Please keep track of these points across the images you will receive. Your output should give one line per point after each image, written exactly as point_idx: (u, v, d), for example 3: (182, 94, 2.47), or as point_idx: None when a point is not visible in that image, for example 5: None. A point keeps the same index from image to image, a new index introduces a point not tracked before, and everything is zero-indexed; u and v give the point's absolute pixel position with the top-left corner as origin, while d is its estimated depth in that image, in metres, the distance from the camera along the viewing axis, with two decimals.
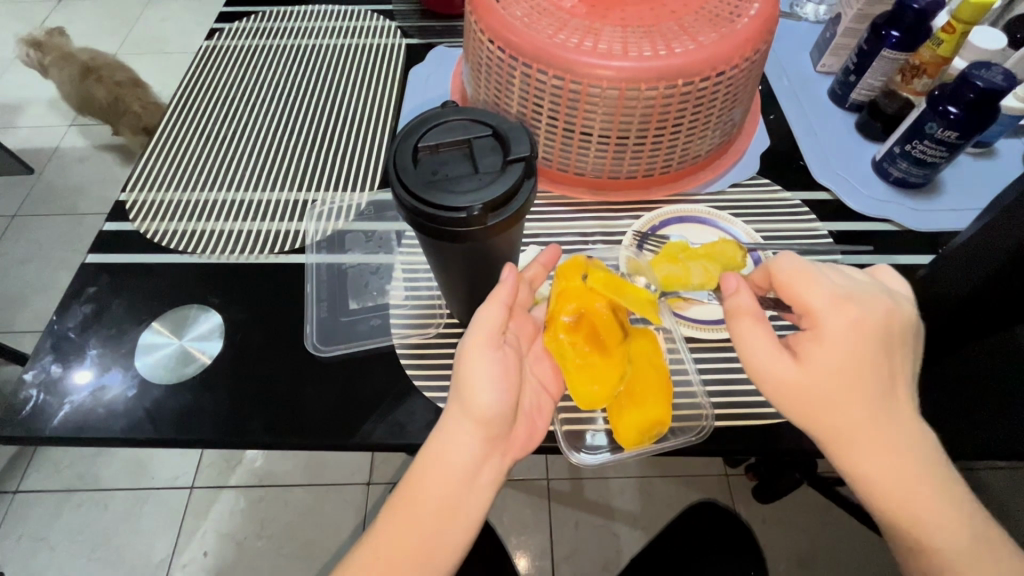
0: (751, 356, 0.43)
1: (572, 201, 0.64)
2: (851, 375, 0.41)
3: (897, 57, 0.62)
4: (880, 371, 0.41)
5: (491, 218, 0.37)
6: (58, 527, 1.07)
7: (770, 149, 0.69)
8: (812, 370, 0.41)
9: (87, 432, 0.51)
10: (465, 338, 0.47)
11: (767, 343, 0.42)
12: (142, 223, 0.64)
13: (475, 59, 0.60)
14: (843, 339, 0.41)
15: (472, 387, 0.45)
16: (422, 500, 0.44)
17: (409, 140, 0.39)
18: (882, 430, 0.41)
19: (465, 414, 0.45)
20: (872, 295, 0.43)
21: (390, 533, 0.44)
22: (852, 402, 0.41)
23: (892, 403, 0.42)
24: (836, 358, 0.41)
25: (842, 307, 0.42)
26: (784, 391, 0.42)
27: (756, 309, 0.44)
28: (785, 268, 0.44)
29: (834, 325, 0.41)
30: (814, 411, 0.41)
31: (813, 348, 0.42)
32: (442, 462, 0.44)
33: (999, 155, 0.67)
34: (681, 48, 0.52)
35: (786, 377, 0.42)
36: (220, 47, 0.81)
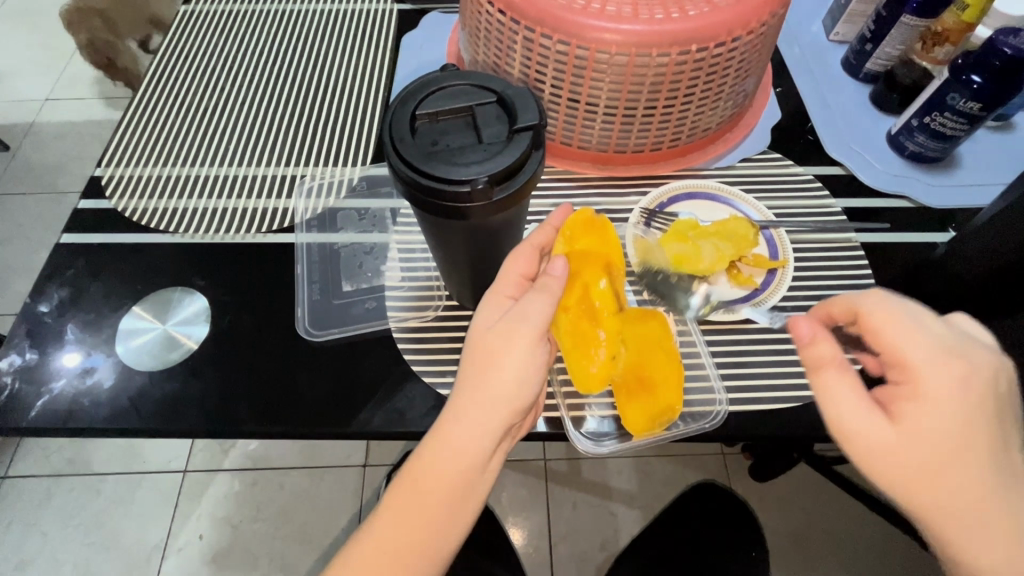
0: (845, 419, 0.36)
1: (576, 177, 0.61)
2: (962, 440, 0.34)
3: (917, 23, 0.59)
4: (987, 441, 0.34)
5: (496, 193, 0.34)
6: (48, 513, 1.05)
7: (782, 122, 0.66)
8: (913, 433, 0.34)
9: (67, 421, 0.48)
10: (500, 327, 0.41)
11: (861, 403, 0.36)
12: (120, 200, 0.60)
13: (473, 23, 0.56)
14: (947, 405, 0.34)
15: (512, 386, 0.40)
16: (436, 496, 0.40)
17: (406, 107, 0.35)
18: (959, 467, 0.34)
19: (494, 408, 0.40)
20: (968, 343, 0.36)
21: (396, 524, 0.41)
22: (964, 472, 0.34)
23: (1000, 474, 0.34)
24: (944, 423, 0.34)
25: (944, 360, 0.35)
26: (884, 459, 0.35)
27: (842, 358, 0.37)
28: (878, 310, 0.37)
29: (935, 380, 0.35)
30: (918, 483, 0.34)
31: (916, 411, 0.35)
32: (462, 459, 0.40)
33: (1017, 129, 0.65)
34: (695, 11, 0.49)
35: (875, 436, 0.35)
36: (199, 12, 0.76)
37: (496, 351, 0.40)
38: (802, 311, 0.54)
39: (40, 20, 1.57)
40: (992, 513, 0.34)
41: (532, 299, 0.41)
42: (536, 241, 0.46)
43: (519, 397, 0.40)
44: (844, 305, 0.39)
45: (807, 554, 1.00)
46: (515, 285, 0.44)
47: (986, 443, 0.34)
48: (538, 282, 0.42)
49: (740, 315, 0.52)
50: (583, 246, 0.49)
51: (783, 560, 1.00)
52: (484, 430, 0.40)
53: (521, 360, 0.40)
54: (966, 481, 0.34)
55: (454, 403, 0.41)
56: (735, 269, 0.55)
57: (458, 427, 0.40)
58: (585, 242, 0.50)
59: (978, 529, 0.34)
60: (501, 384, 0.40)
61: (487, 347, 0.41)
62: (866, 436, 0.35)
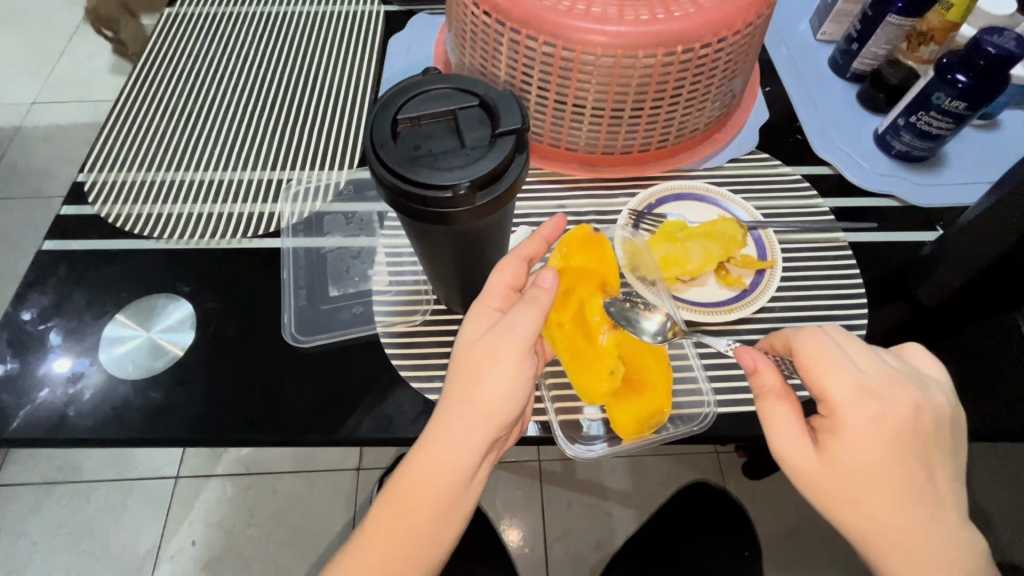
0: (778, 444, 0.40)
1: (565, 178, 0.61)
2: (876, 475, 0.37)
3: (903, 23, 0.59)
4: (905, 476, 0.37)
5: (479, 198, 0.34)
6: (38, 521, 1.03)
7: (770, 121, 0.66)
8: (835, 465, 0.37)
9: (50, 432, 0.48)
10: (487, 340, 0.41)
11: (792, 431, 0.39)
12: (103, 206, 0.59)
13: (459, 25, 0.56)
14: (868, 442, 0.36)
15: (499, 401, 0.40)
16: (423, 509, 0.40)
17: (388, 111, 0.35)
18: (874, 496, 0.37)
19: (480, 421, 0.39)
20: (896, 385, 0.38)
21: (383, 537, 0.40)
22: (880, 502, 0.37)
23: (918, 505, 0.37)
24: (862, 458, 0.37)
25: (864, 401, 0.37)
26: (809, 483, 0.39)
27: (780, 389, 0.40)
28: (808, 349, 0.39)
29: (855, 420, 0.37)
30: (837, 506, 0.38)
31: (838, 446, 0.37)
32: (448, 472, 0.40)
33: (1002, 127, 0.65)
34: (681, 11, 0.49)
35: (801, 463, 0.39)
36: (183, 14, 0.75)
37: (482, 364, 0.40)
38: (791, 311, 0.54)
39: (25, 22, 1.55)
40: (905, 536, 0.37)
41: (519, 312, 0.41)
42: (525, 252, 0.46)
43: (507, 410, 0.40)
44: (785, 341, 0.41)
45: (801, 551, 1.01)
46: (502, 296, 0.44)
47: (904, 477, 0.37)
48: (527, 293, 0.42)
49: (729, 316, 0.52)
50: (577, 263, 0.50)
51: (776, 557, 1.00)
52: (471, 443, 0.40)
53: (508, 374, 0.40)
54: (881, 510, 0.37)
55: (440, 416, 0.41)
56: (724, 271, 0.55)
57: (443, 441, 0.40)
58: (580, 259, 0.50)
59: (896, 550, 0.37)
60: (489, 398, 0.39)
61: (473, 360, 0.40)
62: (794, 461, 0.39)
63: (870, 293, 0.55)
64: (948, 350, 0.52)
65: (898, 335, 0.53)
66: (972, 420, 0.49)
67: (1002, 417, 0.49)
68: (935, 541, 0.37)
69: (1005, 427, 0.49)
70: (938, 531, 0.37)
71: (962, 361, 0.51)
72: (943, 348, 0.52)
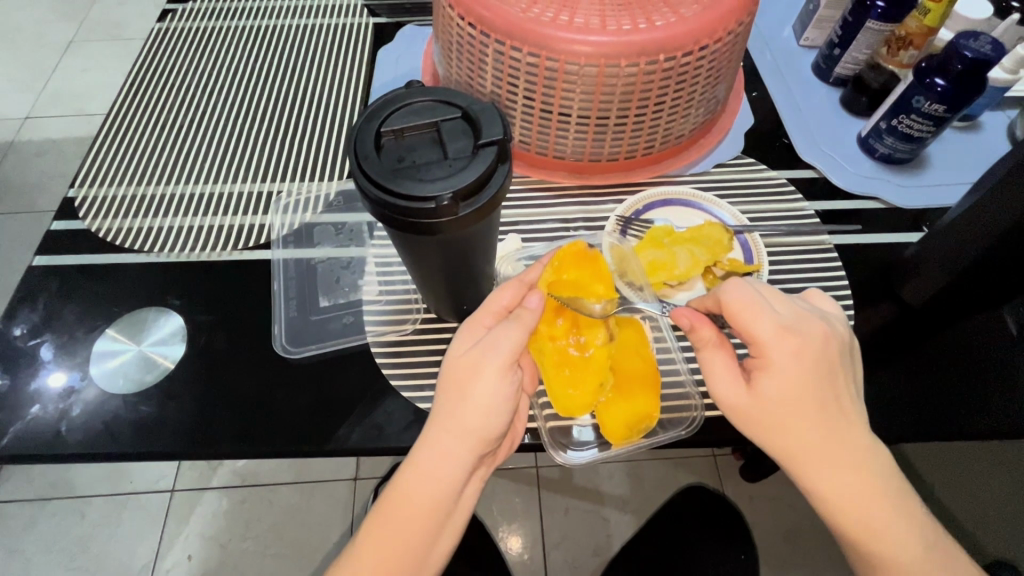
0: (715, 388, 0.42)
1: (553, 186, 0.62)
2: (797, 399, 0.39)
3: (882, 28, 0.60)
4: (822, 397, 0.40)
5: (463, 208, 0.34)
6: (32, 538, 1.03)
7: (755, 126, 0.67)
8: (762, 398, 0.40)
9: (41, 448, 0.47)
10: (475, 356, 0.41)
11: (727, 374, 0.42)
12: (93, 220, 0.60)
13: (445, 37, 0.57)
14: (790, 374, 0.39)
15: (481, 417, 0.40)
16: (415, 523, 0.40)
17: (371, 124, 0.36)
18: (795, 418, 0.39)
19: (462, 436, 0.40)
20: (808, 320, 0.41)
21: (375, 549, 0.41)
22: (804, 427, 0.39)
23: (835, 422, 0.40)
24: (786, 387, 0.39)
25: (786, 337, 0.39)
26: (740, 416, 0.41)
27: (716, 339, 0.43)
28: (734, 298, 0.41)
29: (779, 355, 0.39)
30: (767, 435, 0.40)
31: (765, 381, 0.40)
32: (435, 484, 0.40)
33: (983, 129, 0.66)
34: (662, 21, 0.50)
35: (736, 401, 0.41)
36: (173, 29, 0.76)
37: (466, 378, 0.40)
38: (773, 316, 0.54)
39: (18, 38, 1.56)
40: (827, 453, 0.39)
41: (503, 329, 0.41)
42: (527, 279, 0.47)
43: (490, 427, 0.40)
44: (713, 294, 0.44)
45: (799, 553, 1.01)
46: (493, 315, 0.45)
47: (822, 401, 0.39)
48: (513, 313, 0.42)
49: None
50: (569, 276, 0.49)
51: (775, 559, 1.01)
52: (454, 458, 0.40)
53: (492, 390, 0.40)
54: (803, 430, 0.39)
55: (428, 431, 0.41)
56: (710, 275, 0.55)
57: (431, 453, 0.40)
58: (572, 274, 0.49)
59: (819, 466, 0.39)
60: (470, 413, 0.40)
61: (460, 374, 0.41)
62: (729, 401, 0.41)
63: (856, 296, 0.56)
64: (934, 349, 0.53)
65: (884, 336, 0.53)
66: (961, 418, 0.50)
67: (987, 415, 0.50)
68: (853, 453, 0.40)
69: (991, 425, 0.49)
70: (854, 442, 0.40)
71: (947, 361, 0.52)
72: (929, 348, 0.53)
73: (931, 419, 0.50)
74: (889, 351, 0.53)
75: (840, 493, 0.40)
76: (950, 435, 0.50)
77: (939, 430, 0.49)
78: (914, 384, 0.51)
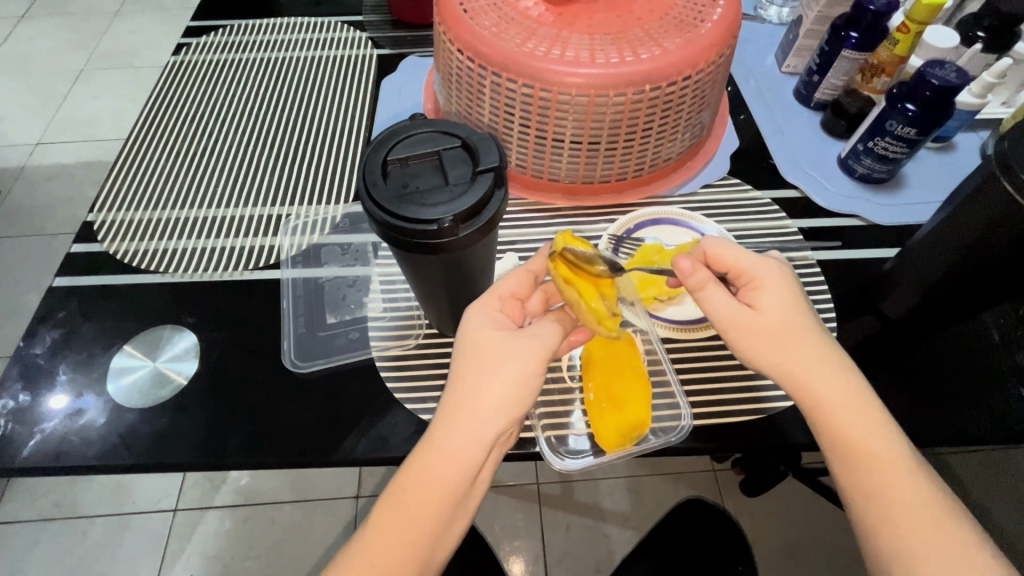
0: (726, 315, 0.45)
1: (548, 207, 0.65)
2: (790, 310, 0.45)
3: (857, 56, 0.64)
4: (806, 311, 0.46)
5: (463, 229, 0.37)
6: (36, 558, 1.03)
7: (740, 149, 0.70)
8: (765, 312, 0.45)
9: (59, 462, 0.50)
10: (500, 343, 0.44)
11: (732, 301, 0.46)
12: (111, 243, 0.63)
13: (445, 68, 0.60)
14: (779, 288, 0.46)
15: (507, 400, 0.42)
16: (426, 506, 0.42)
17: (378, 153, 0.39)
18: (794, 328, 0.45)
19: (484, 419, 0.42)
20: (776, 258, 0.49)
21: (388, 534, 0.42)
22: (800, 333, 0.45)
23: (822, 334, 0.46)
24: (779, 300, 0.46)
25: (766, 262, 0.47)
26: (751, 333, 0.45)
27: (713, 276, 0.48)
28: (718, 238, 0.49)
29: (766, 274, 0.47)
30: (777, 344, 0.44)
31: (764, 296, 0.46)
32: (455, 466, 0.41)
33: (958, 149, 0.69)
34: (647, 54, 0.53)
35: (745, 321, 0.45)
36: (188, 61, 0.80)
37: (489, 366, 0.43)
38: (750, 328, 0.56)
39: (30, 68, 1.62)
40: (823, 359, 0.44)
41: (540, 328, 0.45)
42: (534, 269, 0.50)
43: (513, 410, 0.43)
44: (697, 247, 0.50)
45: (801, 567, 1.01)
46: (501, 300, 0.47)
47: (806, 316, 0.46)
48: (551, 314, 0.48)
49: (705, 332, 0.56)
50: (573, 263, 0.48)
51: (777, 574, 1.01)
52: (473, 443, 0.42)
53: (517, 373, 0.42)
54: (800, 338, 0.45)
55: (449, 412, 0.43)
56: None
57: (450, 439, 0.42)
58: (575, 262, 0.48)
59: (823, 371, 0.44)
60: (491, 398, 0.42)
61: (481, 355, 0.43)
62: (739, 323, 0.45)
63: (839, 309, 0.58)
64: (915, 359, 0.55)
65: (867, 347, 0.56)
66: (944, 425, 0.52)
67: (969, 422, 0.52)
68: (843, 362, 0.45)
69: (972, 432, 0.52)
70: (841, 354, 0.45)
71: (928, 370, 0.54)
72: (911, 358, 0.55)
73: (916, 425, 0.52)
74: (874, 361, 0.55)
75: (842, 399, 0.43)
76: (934, 442, 0.51)
77: (921, 436, 0.51)
78: (897, 392, 0.53)
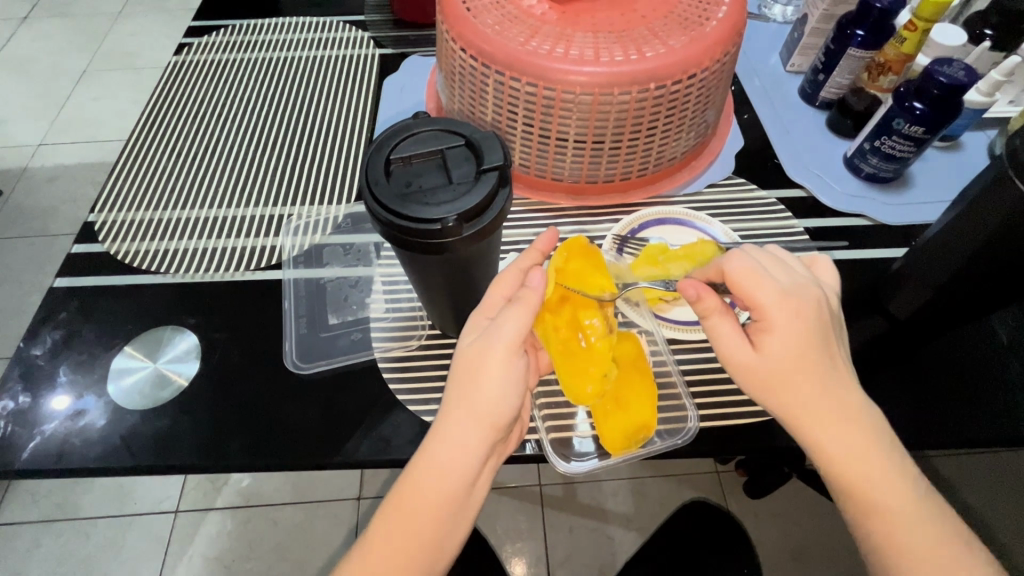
0: (724, 352, 0.43)
1: (551, 207, 0.64)
2: (798, 359, 0.41)
3: (863, 55, 0.64)
4: (820, 354, 0.41)
5: (467, 229, 0.36)
6: (37, 560, 1.03)
7: (745, 148, 0.70)
8: (770, 358, 0.41)
9: (59, 465, 0.49)
10: (481, 343, 0.42)
11: (735, 338, 0.43)
12: (112, 243, 0.62)
13: (448, 67, 0.60)
14: (792, 333, 0.41)
15: (491, 400, 0.41)
16: (428, 511, 0.41)
17: (381, 153, 0.38)
18: (800, 375, 0.41)
19: (471, 420, 0.41)
20: (805, 285, 0.43)
21: (386, 541, 0.42)
22: (805, 382, 0.41)
23: (832, 377, 0.42)
24: (789, 347, 0.41)
25: (785, 302, 0.41)
26: (747, 376, 0.42)
27: (722, 306, 0.43)
28: (737, 266, 0.42)
29: (780, 318, 0.41)
30: (774, 392, 0.42)
31: (770, 341, 0.41)
32: (447, 474, 0.41)
33: (965, 148, 0.69)
34: (652, 52, 0.53)
35: (744, 364, 0.42)
36: (189, 62, 0.79)
37: (476, 367, 0.42)
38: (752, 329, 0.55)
39: (33, 69, 1.62)
40: (827, 405, 0.41)
41: (510, 312, 0.42)
42: (524, 265, 0.47)
43: (500, 407, 0.42)
44: (718, 263, 0.45)
45: (805, 569, 1.00)
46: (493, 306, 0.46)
47: (820, 359, 0.41)
48: (518, 295, 0.44)
49: None
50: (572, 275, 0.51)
51: None
52: (465, 446, 0.41)
53: (501, 374, 0.42)
54: (805, 386, 0.41)
55: (441, 421, 0.42)
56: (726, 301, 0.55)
57: (446, 442, 0.41)
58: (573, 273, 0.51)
59: (824, 420, 0.41)
60: (479, 397, 0.41)
61: (472, 357, 0.43)
62: (735, 364, 0.43)
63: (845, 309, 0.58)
64: (922, 360, 0.55)
65: (874, 348, 0.55)
66: (953, 427, 0.51)
67: (978, 423, 0.51)
68: (850, 407, 0.41)
69: (982, 434, 0.51)
70: (849, 396, 0.42)
71: (936, 371, 0.54)
72: (919, 359, 0.55)
73: (925, 427, 0.51)
74: (881, 362, 0.54)
75: (840, 446, 0.41)
76: (943, 444, 0.51)
77: (930, 437, 0.51)
78: (904, 393, 0.53)
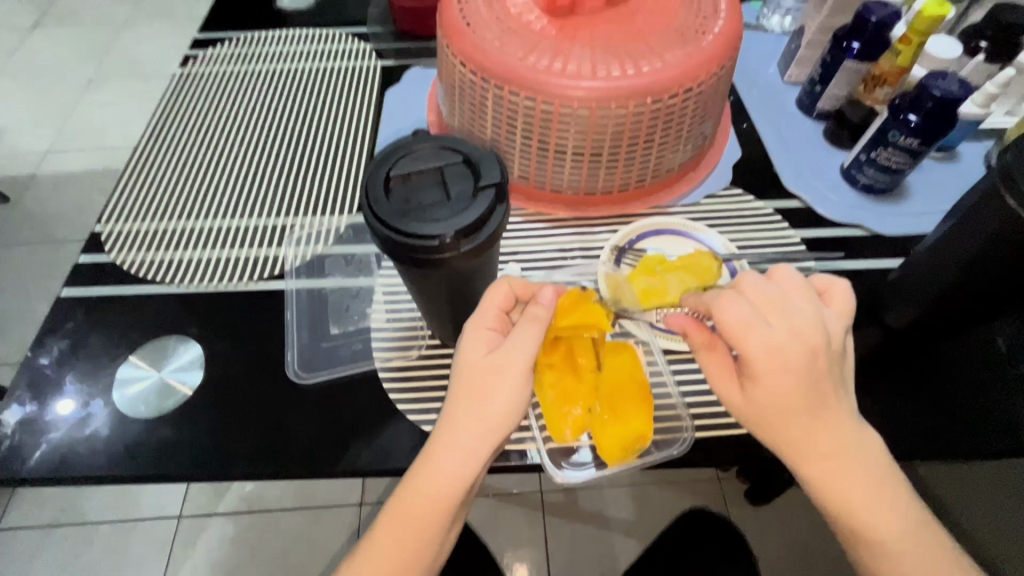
0: (712, 386, 0.44)
1: (550, 217, 0.65)
2: (783, 409, 0.40)
3: (859, 67, 0.65)
4: (810, 404, 0.40)
5: (464, 244, 0.37)
6: (42, 565, 1.04)
7: (743, 159, 0.70)
8: (754, 403, 0.41)
9: (64, 473, 0.50)
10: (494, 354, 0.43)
11: (721, 374, 0.43)
12: (118, 254, 0.63)
13: (449, 81, 0.61)
14: (778, 387, 0.39)
15: (502, 410, 0.42)
16: (430, 511, 0.42)
17: (381, 170, 0.39)
18: (786, 421, 0.40)
19: (478, 430, 0.42)
20: (802, 335, 0.39)
21: (390, 542, 0.42)
22: (791, 428, 0.40)
23: (823, 422, 0.40)
24: (772, 399, 0.40)
25: (772, 358, 0.39)
26: (733, 411, 0.43)
27: (710, 341, 0.45)
28: (727, 317, 0.40)
29: (765, 374, 0.39)
30: (758, 432, 0.42)
31: (754, 391, 0.41)
32: (450, 481, 0.42)
33: (961, 158, 0.69)
34: (649, 66, 0.53)
35: (731, 400, 0.43)
36: (195, 73, 0.81)
37: (485, 380, 0.43)
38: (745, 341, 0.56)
39: (42, 77, 1.64)
40: (817, 446, 0.41)
41: (522, 332, 0.43)
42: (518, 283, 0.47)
43: (508, 416, 0.42)
44: (709, 300, 0.43)
45: None
46: (495, 317, 0.45)
47: (811, 405, 0.40)
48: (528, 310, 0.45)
49: None
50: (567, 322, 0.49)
51: None
52: (468, 458, 0.42)
53: (510, 389, 0.42)
54: (791, 431, 0.40)
55: (445, 427, 0.43)
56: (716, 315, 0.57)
57: (450, 452, 0.42)
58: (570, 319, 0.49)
59: (813, 461, 0.41)
60: (484, 406, 0.42)
61: (478, 369, 0.43)
62: (721, 397, 0.44)
63: None
64: (918, 372, 0.55)
65: (870, 359, 0.55)
66: (948, 438, 0.52)
67: (973, 435, 0.52)
68: (843, 448, 0.41)
69: (978, 445, 0.51)
70: (844, 437, 0.41)
71: (931, 383, 0.54)
72: (915, 370, 0.55)
73: (920, 438, 0.52)
74: (877, 374, 0.55)
75: (834, 480, 0.41)
76: (938, 454, 0.51)
77: (926, 448, 0.51)
78: (901, 405, 0.53)
